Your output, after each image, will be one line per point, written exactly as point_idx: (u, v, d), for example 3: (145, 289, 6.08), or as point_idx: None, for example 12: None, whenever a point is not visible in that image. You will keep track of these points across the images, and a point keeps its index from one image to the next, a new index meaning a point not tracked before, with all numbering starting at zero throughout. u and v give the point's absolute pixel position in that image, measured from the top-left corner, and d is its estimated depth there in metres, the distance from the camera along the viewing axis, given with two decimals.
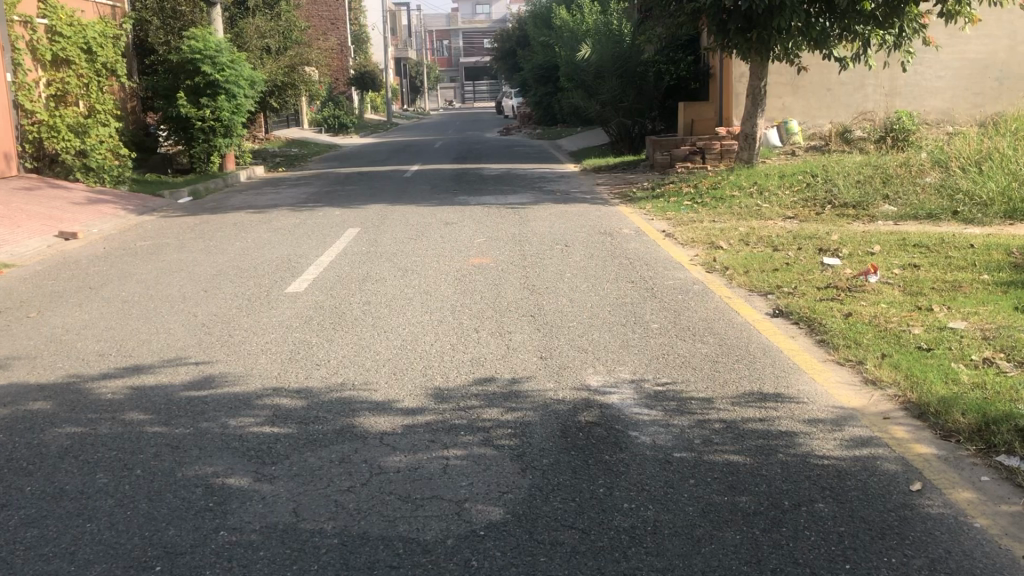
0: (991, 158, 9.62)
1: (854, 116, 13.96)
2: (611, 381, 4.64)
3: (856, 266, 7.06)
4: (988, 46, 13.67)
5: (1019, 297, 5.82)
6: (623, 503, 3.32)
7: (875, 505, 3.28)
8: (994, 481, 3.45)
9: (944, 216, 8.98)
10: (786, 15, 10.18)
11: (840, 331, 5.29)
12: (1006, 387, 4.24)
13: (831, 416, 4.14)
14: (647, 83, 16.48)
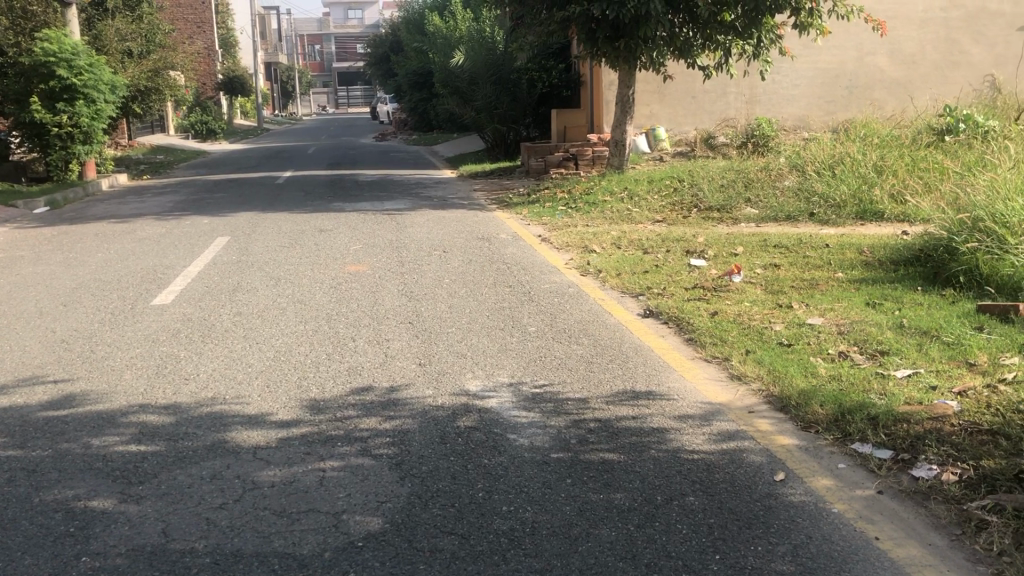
0: (843, 162, 10.16)
1: (717, 123, 14.47)
2: (490, 385, 4.67)
3: (721, 266, 7.34)
4: (839, 56, 14.42)
5: (869, 293, 6.18)
6: (502, 506, 3.34)
7: (742, 496, 3.42)
8: (849, 467, 3.65)
9: (802, 218, 9.43)
10: (651, 24, 10.51)
11: (707, 329, 5.49)
12: (860, 378, 4.49)
13: (699, 411, 4.29)
14: (520, 90, 16.67)
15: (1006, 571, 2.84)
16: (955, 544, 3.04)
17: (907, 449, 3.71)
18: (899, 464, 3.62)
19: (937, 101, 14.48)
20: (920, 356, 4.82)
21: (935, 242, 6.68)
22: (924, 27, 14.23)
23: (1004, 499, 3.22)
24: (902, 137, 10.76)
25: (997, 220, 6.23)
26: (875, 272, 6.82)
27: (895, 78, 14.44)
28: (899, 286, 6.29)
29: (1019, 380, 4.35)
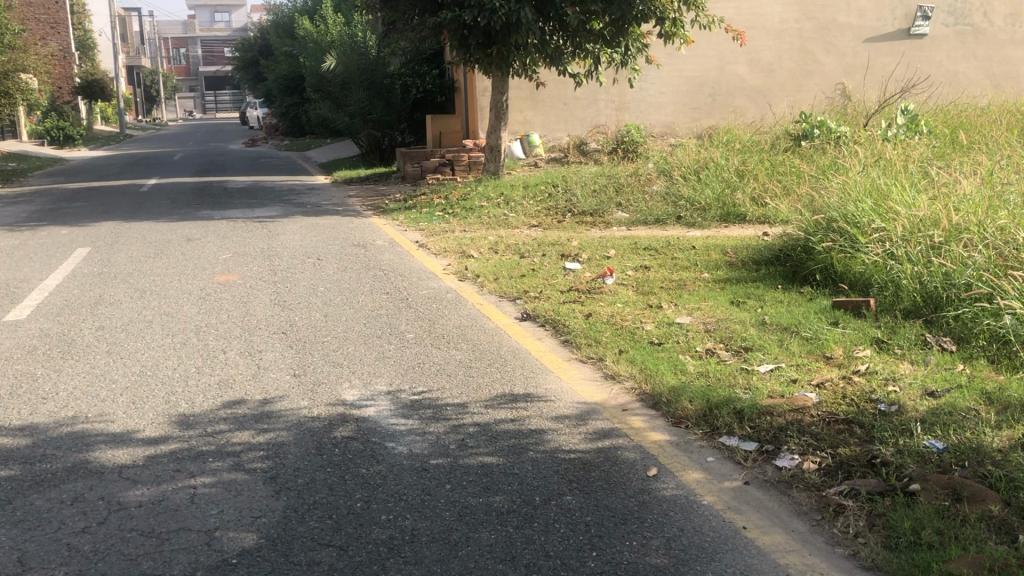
0: (707, 167, 10.56)
1: (589, 130, 14.71)
2: (367, 394, 4.62)
3: (595, 269, 7.50)
4: (701, 65, 14.88)
5: (734, 292, 6.43)
6: (381, 515, 3.32)
7: (617, 492, 3.50)
8: (718, 460, 3.79)
9: (670, 221, 9.74)
10: (523, 32, 10.64)
11: (582, 330, 5.61)
12: (727, 374, 4.68)
13: (576, 412, 4.36)
14: (394, 95, 16.57)
15: (861, 552, 3.01)
16: (816, 529, 3.20)
17: (771, 441, 3.88)
18: (763, 456, 3.79)
19: (794, 109, 15.02)
20: (782, 351, 5.05)
21: (794, 242, 7.01)
22: (780, 37, 14.78)
23: (859, 484, 3.41)
24: (762, 143, 11.23)
25: (848, 221, 6.58)
26: (739, 272, 7.10)
27: (754, 86, 14.94)
28: (761, 285, 6.57)
29: (871, 371, 4.63)
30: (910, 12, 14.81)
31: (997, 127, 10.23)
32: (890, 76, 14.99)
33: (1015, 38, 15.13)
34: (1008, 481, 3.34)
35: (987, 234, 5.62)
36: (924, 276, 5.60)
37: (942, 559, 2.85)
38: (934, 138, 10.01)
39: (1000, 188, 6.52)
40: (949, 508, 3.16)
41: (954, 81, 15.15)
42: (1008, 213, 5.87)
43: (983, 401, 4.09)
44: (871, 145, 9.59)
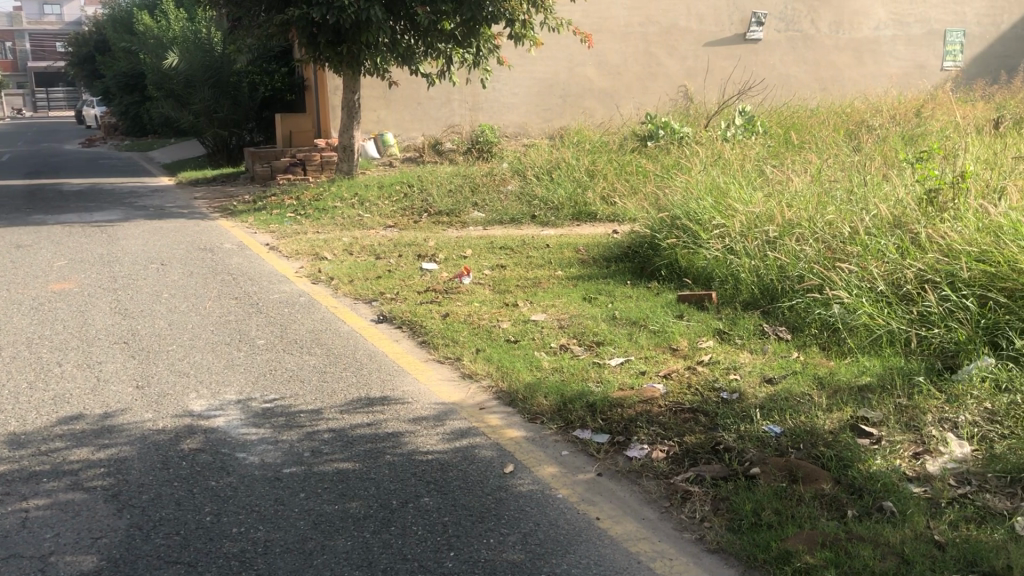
0: (560, 167, 10.77)
1: (443, 130, 14.38)
2: (215, 404, 4.46)
3: (451, 269, 7.51)
4: (551, 66, 14.78)
5: (586, 289, 6.57)
6: (231, 528, 3.21)
7: (475, 491, 3.52)
8: (572, 453, 3.87)
9: (525, 221, 9.90)
10: (372, 31, 10.54)
11: (439, 331, 5.60)
12: (579, 368, 4.79)
13: (432, 412, 4.36)
14: (241, 94, 16.09)
15: (707, 535, 3.14)
16: (664, 516, 3.32)
17: (622, 432, 4.00)
18: (615, 447, 3.89)
19: (639, 109, 15.16)
20: (631, 344, 5.21)
21: (641, 239, 7.24)
22: (625, 40, 14.90)
23: (704, 470, 3.56)
24: (611, 143, 11.55)
25: (691, 219, 6.87)
26: (590, 269, 7.26)
27: (603, 87, 14.99)
28: (611, 282, 6.74)
29: (714, 361, 4.84)
30: (744, 18, 15.19)
31: (825, 128, 10.84)
32: (728, 78, 15.37)
33: (839, 43, 15.61)
34: (837, 459, 3.56)
35: (816, 228, 5.96)
36: (761, 269, 5.91)
37: (780, 537, 3.02)
38: (769, 138, 10.55)
39: (827, 185, 6.93)
40: (786, 488, 3.35)
41: (786, 84, 15.59)
42: (836, 209, 6.19)
43: (815, 386, 4.35)
44: (712, 145, 10.01)
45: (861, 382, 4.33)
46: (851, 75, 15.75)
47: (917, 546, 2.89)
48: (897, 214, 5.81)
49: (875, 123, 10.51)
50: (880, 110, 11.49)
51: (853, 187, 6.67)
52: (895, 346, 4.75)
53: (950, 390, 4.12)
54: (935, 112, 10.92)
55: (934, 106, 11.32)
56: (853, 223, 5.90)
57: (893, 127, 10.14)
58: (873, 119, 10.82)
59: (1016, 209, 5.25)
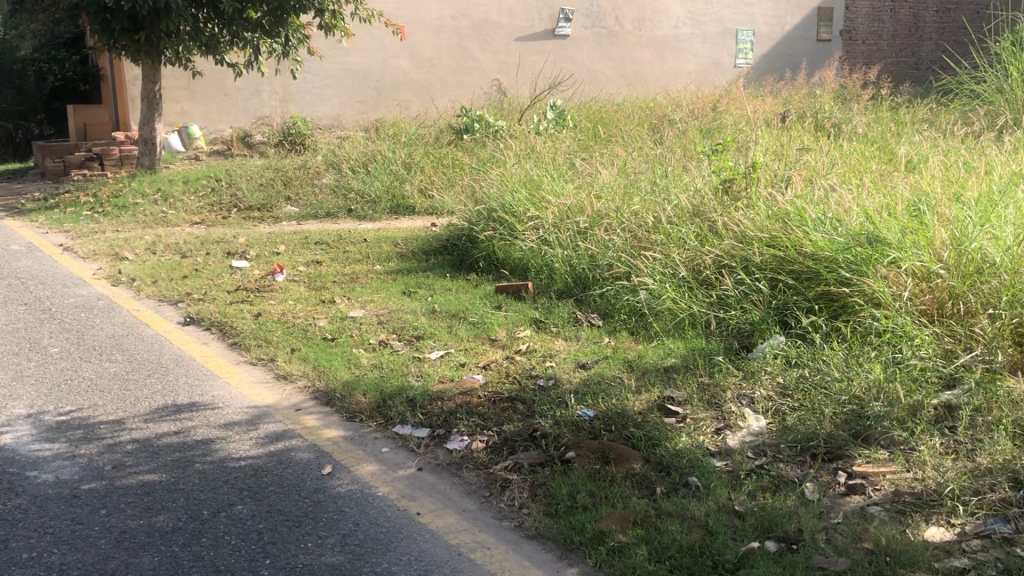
0: (375, 160, 10.65)
1: (252, 121, 13.71)
2: (2, 421, 4.11)
3: (264, 267, 7.27)
4: (364, 58, 14.36)
5: (405, 283, 6.53)
6: (22, 554, 2.97)
7: (291, 495, 3.42)
8: (392, 450, 3.84)
9: (341, 215, 9.76)
10: (172, 18, 10.01)
11: (251, 331, 5.40)
12: (398, 364, 4.76)
13: (245, 416, 4.20)
14: (26, 84, 14.86)
15: (525, 522, 3.18)
16: (484, 506, 3.34)
17: (442, 425, 4.01)
18: (435, 441, 3.89)
19: (454, 103, 14.99)
20: (450, 337, 5.23)
21: (458, 232, 7.28)
22: (439, 34, 14.72)
23: (522, 458, 3.62)
24: (426, 136, 11.53)
25: (505, 210, 6.98)
26: (409, 263, 7.22)
27: (418, 80, 14.74)
28: (430, 275, 6.74)
29: (531, 350, 4.93)
30: (553, 14, 15.41)
31: (631, 122, 11.26)
32: (539, 73, 15.57)
33: (641, 41, 16.22)
34: (647, 439, 3.72)
35: (623, 218, 6.19)
36: (573, 259, 6.09)
37: (594, 518, 3.11)
38: (579, 131, 10.86)
39: (634, 177, 7.20)
40: (599, 470, 3.47)
41: (594, 79, 16.04)
42: (641, 199, 6.45)
43: (625, 369, 4.53)
44: (525, 138, 10.20)
45: (666, 364, 4.55)
46: (654, 71, 16.43)
47: (720, 517, 3.06)
48: (697, 203, 6.11)
49: (676, 116, 11.00)
50: (680, 104, 12.05)
51: (657, 179, 6.97)
52: (697, 328, 5.02)
53: (746, 367, 4.39)
54: (729, 106, 11.57)
55: (728, 101, 11.98)
56: (656, 213, 6.16)
57: (693, 120, 10.67)
58: (675, 113, 11.32)
59: (801, 197, 5.64)
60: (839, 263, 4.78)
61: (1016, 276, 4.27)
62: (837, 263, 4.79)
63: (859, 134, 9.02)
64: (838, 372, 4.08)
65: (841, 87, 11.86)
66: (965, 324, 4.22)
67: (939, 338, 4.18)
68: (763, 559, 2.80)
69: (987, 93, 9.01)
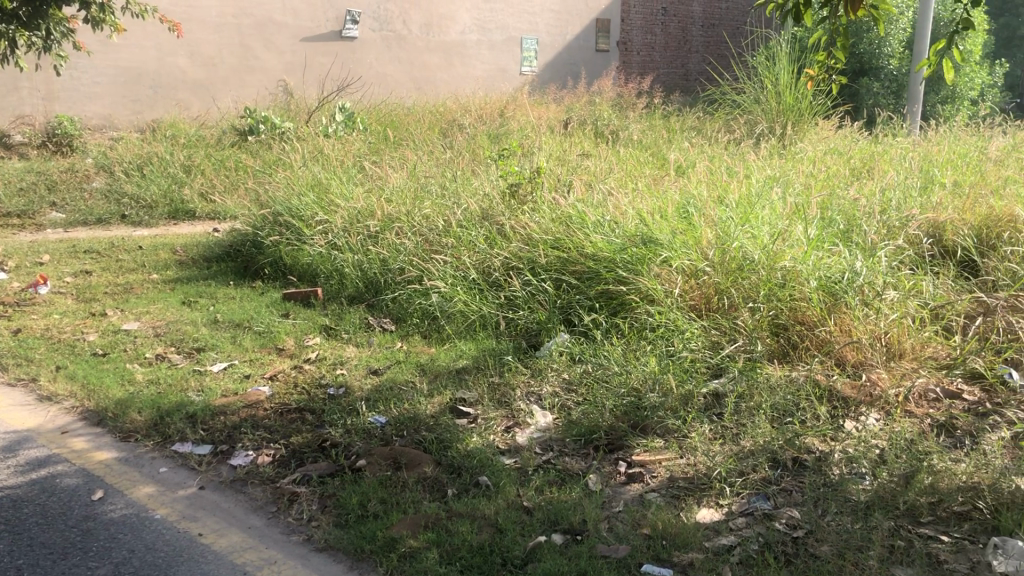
0: (151, 163, 10.05)
1: (10, 121, 12.31)
2: None
3: (24, 278, 6.68)
4: (137, 55, 13.42)
5: (185, 292, 6.21)
6: None
7: (56, 525, 3.17)
8: (171, 469, 3.64)
9: (113, 221, 9.15)
10: None
11: (9, 350, 4.94)
12: (178, 378, 4.51)
13: (2, 444, 3.85)
14: None
15: (314, 535, 3.10)
16: (271, 522, 3.23)
17: (226, 440, 3.84)
18: (218, 457, 3.72)
19: (238, 104, 14.38)
20: (234, 348, 5.02)
21: (243, 238, 7.01)
22: (219, 32, 14.08)
23: (311, 470, 3.53)
24: (208, 137, 11.04)
25: (292, 214, 6.81)
26: (189, 271, 6.86)
27: (197, 79, 14.00)
28: (212, 283, 6.45)
29: (321, 358, 4.83)
30: (339, 15, 15.17)
31: (420, 126, 11.28)
32: (326, 75, 15.27)
33: (430, 45, 16.29)
34: (438, 442, 3.74)
35: (413, 222, 6.19)
36: (363, 264, 6.03)
37: (385, 525, 3.09)
38: (368, 134, 10.77)
39: (423, 181, 7.22)
40: (391, 477, 3.44)
41: (383, 82, 15.92)
42: (431, 202, 6.47)
43: (417, 372, 4.53)
44: (312, 141, 9.97)
45: (458, 365, 4.59)
46: (442, 76, 16.56)
47: (509, 514, 3.13)
48: (485, 207, 6.21)
49: (464, 121, 11.14)
50: (468, 110, 12.21)
51: (446, 183, 7.02)
52: (487, 330, 5.09)
53: (534, 365, 4.51)
54: (515, 112, 11.87)
55: (513, 107, 12.27)
56: (446, 217, 6.20)
57: (480, 125, 10.85)
58: (463, 118, 11.46)
59: (582, 201, 5.86)
60: (617, 263, 5.01)
61: (772, 270, 4.65)
62: (615, 263, 5.03)
63: (635, 140, 9.51)
64: (618, 366, 4.27)
65: (618, 95, 12.45)
66: (730, 317, 4.54)
67: (708, 331, 4.47)
68: (549, 553, 2.89)
69: (746, 104, 9.76)
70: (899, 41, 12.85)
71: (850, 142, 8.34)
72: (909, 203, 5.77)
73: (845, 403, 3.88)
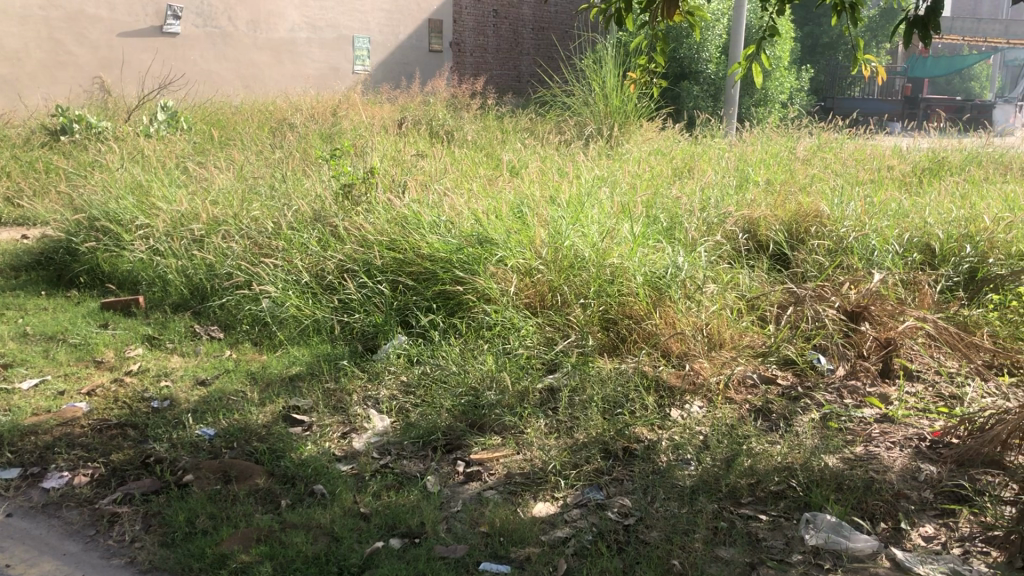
0: None
1: None
2: None
3: None
4: None
5: None
6: None
7: None
8: None
9: None
10: None
11: None
12: None
13: None
14: None
15: (137, 557, 2.94)
16: (89, 546, 3.03)
17: (36, 463, 3.58)
18: (28, 481, 3.47)
19: (48, 101, 13.34)
20: (46, 363, 4.69)
21: (54, 245, 6.56)
22: (24, 24, 12.96)
23: (132, 489, 3.35)
24: (14, 137, 10.26)
25: (110, 219, 6.45)
26: None
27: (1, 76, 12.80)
28: (20, 294, 6.00)
29: (143, 370, 4.59)
30: (159, 10, 14.48)
31: (248, 125, 10.92)
32: (146, 72, 14.51)
33: (257, 43, 15.79)
34: (271, 452, 3.63)
35: (241, 225, 5.99)
36: (188, 269, 5.77)
37: (215, 542, 2.96)
38: (193, 134, 10.32)
39: (251, 182, 6.98)
40: (220, 491, 3.31)
41: (208, 80, 15.30)
42: (260, 204, 6.27)
43: (248, 382, 4.38)
44: (131, 142, 9.46)
45: (291, 372, 4.47)
46: (270, 74, 16.10)
47: (345, 522, 3.07)
48: (317, 208, 6.09)
49: (295, 120, 10.87)
50: (299, 108, 11.92)
51: (276, 184, 6.83)
52: (321, 334, 4.98)
53: (371, 368, 4.45)
54: (348, 112, 11.69)
55: (346, 106, 12.07)
56: (276, 219, 6.04)
57: (313, 125, 10.62)
58: (294, 117, 11.18)
59: (416, 201, 5.84)
60: (453, 263, 5.03)
61: (602, 267, 4.80)
62: (451, 263, 5.04)
63: (469, 140, 9.58)
64: (455, 366, 4.29)
65: (451, 95, 12.50)
66: (563, 313, 4.64)
67: (542, 328, 4.56)
68: (387, 557, 2.86)
69: (575, 106, 10.03)
70: (715, 47, 13.54)
71: (673, 143, 8.70)
72: (727, 201, 6.08)
73: (671, 393, 4.05)
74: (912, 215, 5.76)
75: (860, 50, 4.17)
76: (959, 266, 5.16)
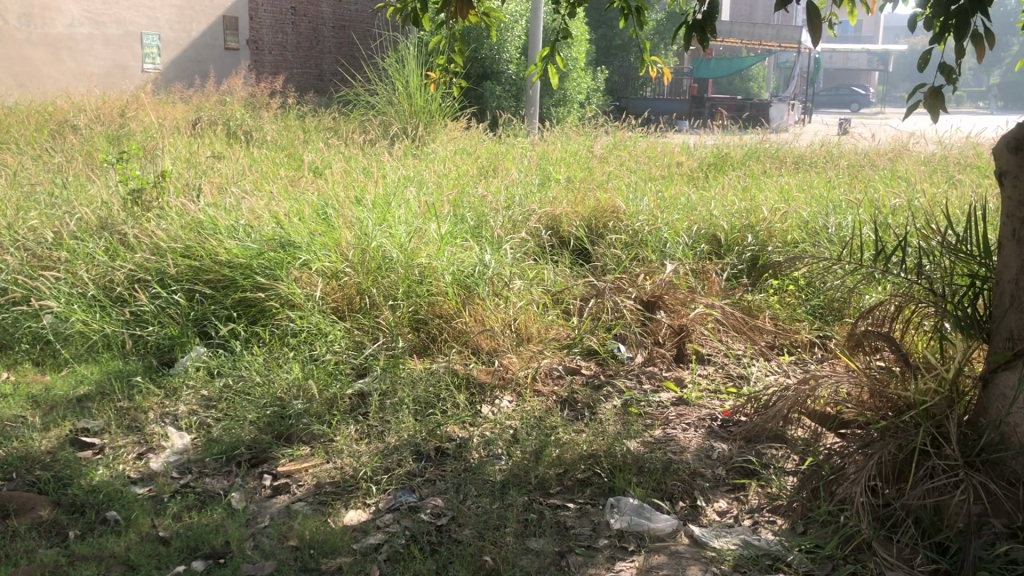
0: None
1: None
2: None
3: None
4: None
5: None
6: None
7: None
8: None
9: None
10: None
11: None
12: None
13: None
14: None
15: None
16: None
17: None
18: None
19: None
20: None
21: None
22: None
23: None
24: None
25: None
26: None
27: None
28: None
29: None
30: None
31: (23, 126, 10.09)
32: None
33: (32, 39, 14.64)
34: (56, 481, 3.36)
35: (16, 235, 5.51)
36: None
37: None
38: None
39: (28, 189, 6.44)
40: None
41: None
42: (38, 212, 5.80)
43: (28, 407, 4.03)
44: None
45: (78, 393, 4.16)
46: (48, 73, 14.96)
47: (142, 549, 2.89)
48: (103, 215, 5.70)
49: (78, 122, 10.15)
50: (83, 109, 11.14)
51: (56, 190, 6.34)
52: (111, 350, 4.66)
53: (168, 384, 4.22)
54: (137, 112, 11.05)
55: (135, 106, 11.39)
56: (56, 228, 5.60)
57: (97, 126, 9.96)
58: (76, 118, 10.42)
59: (213, 206, 5.59)
60: (254, 269, 4.85)
61: (409, 268, 4.79)
62: (252, 269, 4.85)
63: (269, 141, 9.28)
64: (259, 377, 4.14)
65: (250, 94, 12.07)
66: (371, 316, 4.58)
67: (350, 332, 4.48)
68: None
69: (379, 105, 9.95)
70: (514, 48, 13.82)
71: (476, 143, 8.79)
72: (529, 199, 6.21)
73: (481, 389, 4.09)
74: (699, 209, 6.10)
75: (647, 52, 4.35)
76: (742, 255, 5.52)
